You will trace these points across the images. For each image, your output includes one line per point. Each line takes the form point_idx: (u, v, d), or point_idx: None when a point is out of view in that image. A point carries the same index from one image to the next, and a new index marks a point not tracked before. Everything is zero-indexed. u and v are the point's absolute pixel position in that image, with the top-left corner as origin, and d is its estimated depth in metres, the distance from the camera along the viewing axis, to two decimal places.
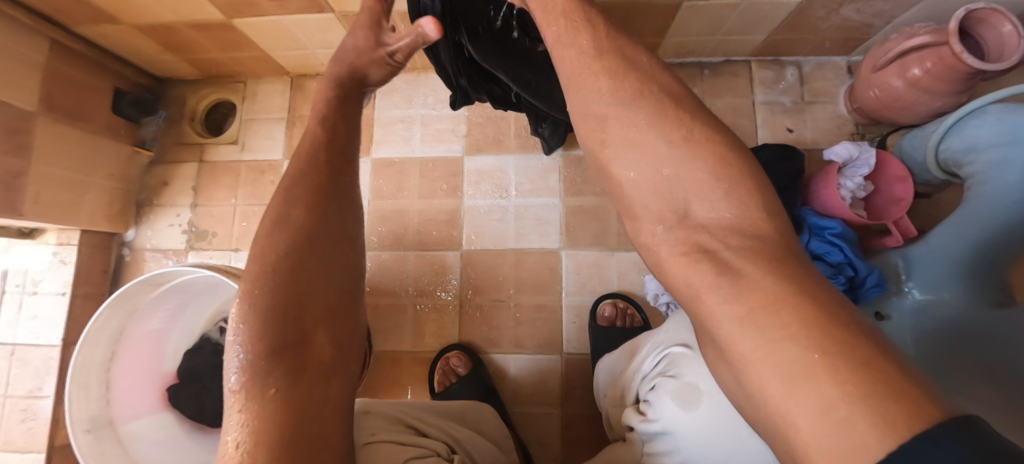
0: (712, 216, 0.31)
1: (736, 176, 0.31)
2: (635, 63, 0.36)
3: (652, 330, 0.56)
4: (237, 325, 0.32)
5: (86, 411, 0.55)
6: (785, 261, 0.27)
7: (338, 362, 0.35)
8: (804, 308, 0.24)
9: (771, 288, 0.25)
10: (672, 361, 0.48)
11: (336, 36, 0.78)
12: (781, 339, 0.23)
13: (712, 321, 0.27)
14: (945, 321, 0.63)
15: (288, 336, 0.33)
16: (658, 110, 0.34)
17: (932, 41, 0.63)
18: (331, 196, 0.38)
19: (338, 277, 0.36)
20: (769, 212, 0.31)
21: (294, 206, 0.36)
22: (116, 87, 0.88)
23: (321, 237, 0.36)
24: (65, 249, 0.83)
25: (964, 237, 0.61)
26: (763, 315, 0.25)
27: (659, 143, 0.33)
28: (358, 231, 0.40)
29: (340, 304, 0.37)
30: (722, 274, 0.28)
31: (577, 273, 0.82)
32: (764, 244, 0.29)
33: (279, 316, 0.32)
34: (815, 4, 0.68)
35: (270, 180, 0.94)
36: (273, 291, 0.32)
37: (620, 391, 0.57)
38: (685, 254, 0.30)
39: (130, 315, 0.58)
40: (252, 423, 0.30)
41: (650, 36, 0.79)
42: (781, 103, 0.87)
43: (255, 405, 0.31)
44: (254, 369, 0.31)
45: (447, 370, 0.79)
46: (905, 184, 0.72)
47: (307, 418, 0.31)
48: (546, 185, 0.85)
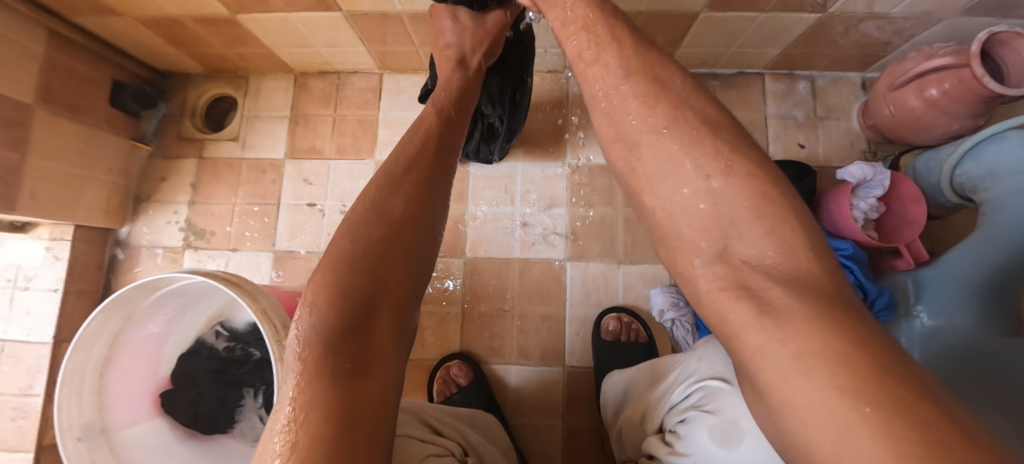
0: (755, 253, 0.32)
1: (781, 214, 0.32)
2: (669, 86, 0.38)
3: (684, 356, 0.55)
4: (315, 306, 0.35)
5: (78, 418, 0.54)
6: (838, 304, 0.27)
7: (391, 353, 0.37)
8: (857, 357, 0.23)
9: (814, 332, 0.25)
10: (708, 394, 0.46)
11: (344, 35, 0.76)
12: (830, 387, 0.23)
13: (754, 360, 0.28)
14: (955, 344, 0.61)
15: (357, 320, 0.35)
16: (696, 140, 0.36)
17: (952, 63, 0.62)
18: (417, 200, 0.43)
19: (406, 272, 0.40)
20: (816, 251, 0.31)
21: (378, 207, 0.41)
22: (116, 79, 0.85)
23: (400, 232, 0.40)
24: (58, 245, 0.81)
25: (980, 262, 0.60)
26: (810, 358, 0.24)
27: (694, 174, 0.35)
28: (427, 236, 0.44)
29: (403, 298, 0.39)
30: (764, 313, 0.28)
31: (583, 284, 0.81)
32: (809, 285, 0.29)
33: (353, 298, 0.36)
34: (835, 19, 0.66)
35: (271, 179, 0.92)
36: (352, 275, 0.36)
37: (639, 414, 0.57)
38: (723, 289, 0.32)
39: (127, 319, 0.57)
40: (312, 396, 0.31)
41: (664, 45, 0.77)
42: (793, 117, 0.86)
43: (314, 379, 0.32)
44: (323, 347, 0.34)
45: (447, 380, 0.78)
46: (920, 205, 0.71)
47: (356, 399, 0.32)
48: (553, 194, 0.84)
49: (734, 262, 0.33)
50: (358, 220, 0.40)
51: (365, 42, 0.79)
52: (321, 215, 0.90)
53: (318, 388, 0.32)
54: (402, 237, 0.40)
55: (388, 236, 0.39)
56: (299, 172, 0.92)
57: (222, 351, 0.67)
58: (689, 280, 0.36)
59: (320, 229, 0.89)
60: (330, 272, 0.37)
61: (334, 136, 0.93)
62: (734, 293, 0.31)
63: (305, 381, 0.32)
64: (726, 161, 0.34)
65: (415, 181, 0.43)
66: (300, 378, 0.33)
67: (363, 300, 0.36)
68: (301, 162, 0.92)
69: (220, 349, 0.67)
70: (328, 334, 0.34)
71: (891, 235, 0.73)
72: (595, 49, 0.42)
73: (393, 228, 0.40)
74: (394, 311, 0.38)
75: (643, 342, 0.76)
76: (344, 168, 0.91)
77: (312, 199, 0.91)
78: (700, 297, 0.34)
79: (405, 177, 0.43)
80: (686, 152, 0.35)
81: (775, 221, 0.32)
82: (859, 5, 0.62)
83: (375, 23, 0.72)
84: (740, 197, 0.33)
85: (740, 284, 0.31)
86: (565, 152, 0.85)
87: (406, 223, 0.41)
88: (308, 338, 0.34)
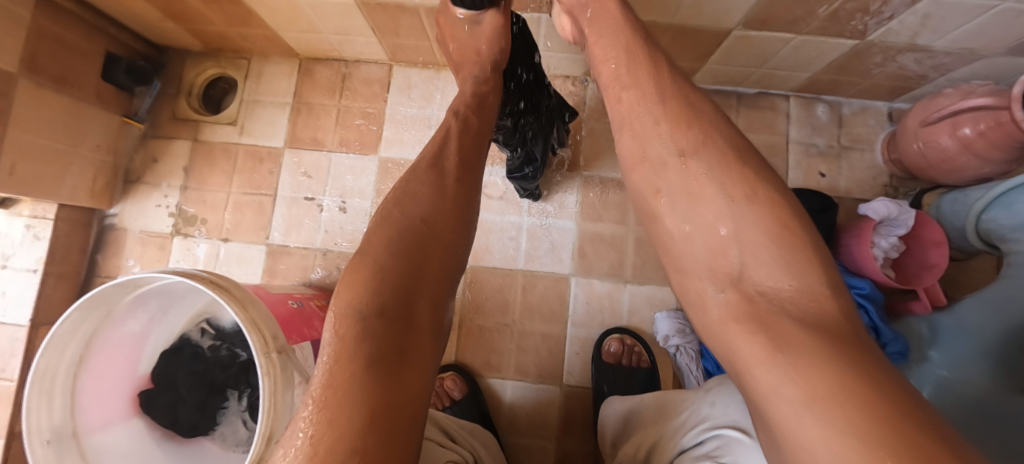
0: (771, 284, 0.31)
1: (797, 245, 0.31)
2: (700, 113, 0.37)
3: (698, 394, 0.51)
4: (347, 287, 0.32)
5: (47, 421, 0.51)
6: (853, 344, 0.25)
7: (425, 344, 0.34)
8: (874, 402, 0.21)
9: (829, 371, 0.23)
10: (724, 445, 0.41)
11: (355, 23, 0.72)
12: (846, 433, 0.21)
13: (767, 399, 0.26)
14: (970, 400, 0.57)
15: (396, 305, 0.33)
16: (722, 162, 0.35)
17: (991, 103, 0.59)
18: (450, 187, 0.42)
19: (442, 265, 0.38)
20: (832, 286, 0.29)
21: (416, 196, 0.39)
22: (109, 51, 0.80)
23: (439, 226, 0.39)
24: (39, 223, 0.77)
25: (1003, 316, 0.58)
26: (825, 401, 0.22)
27: (719, 199, 0.34)
28: (463, 235, 0.42)
29: (438, 290, 0.37)
30: (775, 347, 0.26)
31: (588, 304, 0.78)
32: (827, 322, 0.27)
33: (394, 282, 0.33)
34: (874, 48, 0.63)
35: (268, 169, 0.88)
36: (393, 260, 0.34)
37: (647, 444, 0.53)
38: (737, 320, 0.30)
39: (105, 318, 0.54)
40: (345, 380, 0.28)
41: (692, 60, 0.73)
42: (816, 145, 0.83)
43: (352, 360, 0.29)
44: (360, 328, 0.31)
45: (440, 393, 0.75)
46: (941, 250, 0.69)
47: (393, 386, 0.29)
48: (563, 206, 0.81)
49: (751, 291, 0.31)
50: (394, 210, 0.38)
51: (376, 32, 0.75)
52: (319, 210, 0.86)
53: (354, 369, 0.28)
54: (442, 229, 0.39)
55: (427, 232, 0.38)
56: (298, 163, 0.88)
57: (207, 350, 0.63)
58: (702, 308, 0.34)
59: (317, 225, 0.86)
60: (369, 254, 0.35)
61: (338, 128, 0.88)
62: (748, 326, 0.29)
63: (340, 362, 0.29)
64: (750, 186, 0.34)
65: (452, 186, 0.42)
66: (338, 358, 0.29)
67: (403, 284, 0.34)
68: (301, 152, 0.88)
69: (205, 348, 0.63)
70: (368, 313, 0.31)
71: (909, 278, 0.71)
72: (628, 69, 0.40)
73: (432, 221, 0.38)
74: (430, 304, 0.36)
75: (644, 367, 0.75)
76: (346, 163, 0.87)
77: (311, 193, 0.87)
78: (712, 326, 0.33)
79: (442, 177, 0.42)
80: (712, 176, 0.35)
81: (791, 250, 0.31)
82: (902, 36, 0.59)
83: (389, 14, 0.67)
84: (760, 223, 0.32)
85: (756, 317, 0.29)
86: (579, 162, 0.82)
87: (447, 217, 0.40)
88: (344, 317, 0.31)
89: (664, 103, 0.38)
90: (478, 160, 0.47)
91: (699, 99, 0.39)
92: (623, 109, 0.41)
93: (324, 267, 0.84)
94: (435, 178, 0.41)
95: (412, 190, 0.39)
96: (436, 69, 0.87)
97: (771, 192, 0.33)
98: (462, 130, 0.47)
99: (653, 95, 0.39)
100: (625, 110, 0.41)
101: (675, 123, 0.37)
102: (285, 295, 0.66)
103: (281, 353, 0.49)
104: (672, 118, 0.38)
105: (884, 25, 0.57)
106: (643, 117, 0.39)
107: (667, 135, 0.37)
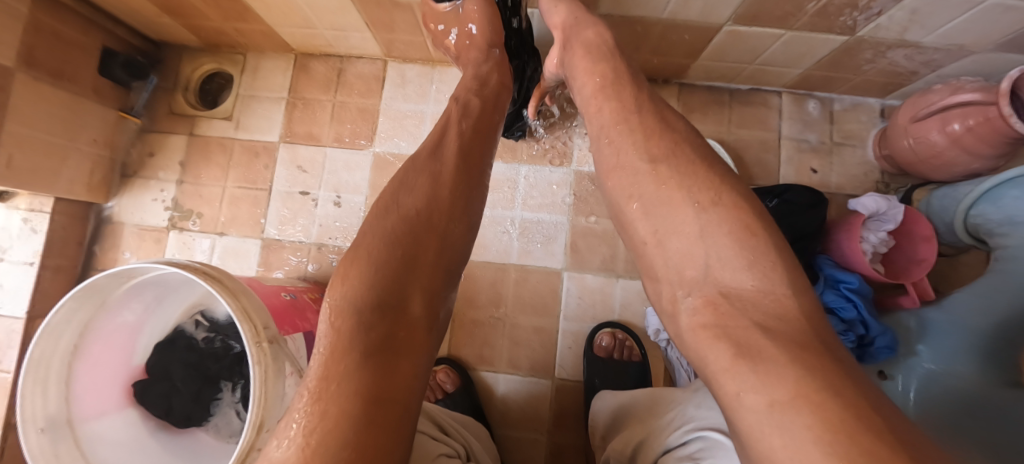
0: (734, 284, 0.30)
1: (762, 248, 0.30)
2: (671, 125, 0.39)
3: (685, 396, 0.51)
4: (343, 280, 0.33)
5: (41, 409, 0.51)
6: (815, 349, 0.25)
7: (420, 333, 0.34)
8: (834, 410, 0.21)
9: (796, 381, 0.23)
10: (706, 447, 0.42)
11: (349, 19, 0.73)
12: (807, 443, 0.21)
13: (735, 409, 0.26)
14: (956, 394, 0.59)
15: (390, 298, 0.33)
16: (690, 169, 0.35)
17: (979, 99, 0.60)
18: (448, 177, 0.41)
19: (439, 255, 0.38)
20: (796, 289, 0.29)
21: (413, 185, 0.39)
22: (105, 46, 0.81)
23: (437, 216, 0.38)
24: (36, 217, 0.77)
25: (988, 310, 0.59)
26: (790, 411, 0.22)
27: (687, 204, 0.34)
28: (463, 223, 0.41)
29: (436, 280, 0.37)
30: (741, 356, 0.26)
31: (580, 298, 0.78)
32: (789, 325, 0.27)
33: (386, 274, 0.34)
34: (865, 44, 0.63)
35: (264, 164, 0.88)
36: (387, 253, 0.34)
37: (634, 442, 0.53)
38: (704, 327, 0.30)
39: (100, 307, 0.55)
40: (338, 372, 0.29)
41: (684, 56, 0.74)
42: (808, 141, 0.83)
43: (345, 351, 0.30)
44: (353, 322, 0.31)
45: (433, 385, 0.76)
46: (930, 245, 0.69)
47: (386, 376, 0.30)
48: (555, 200, 0.81)
49: (716, 293, 0.31)
50: (391, 200, 0.38)
51: (371, 28, 0.75)
52: (314, 204, 0.87)
53: (348, 360, 0.29)
54: (438, 218, 0.38)
55: (424, 223, 0.37)
56: (293, 158, 0.88)
57: (201, 342, 0.63)
58: (675, 318, 0.34)
59: (312, 220, 0.86)
60: (365, 246, 0.34)
61: (332, 122, 0.89)
62: (712, 332, 0.29)
63: (335, 353, 0.30)
64: (715, 191, 0.33)
65: (450, 175, 0.41)
66: (332, 349, 0.30)
67: (396, 275, 0.34)
68: (296, 147, 0.89)
69: (199, 340, 0.64)
70: (361, 306, 0.32)
71: (898, 272, 0.72)
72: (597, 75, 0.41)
73: (428, 211, 0.38)
74: (426, 295, 0.36)
75: (635, 361, 0.75)
76: (341, 158, 0.88)
77: (306, 187, 0.87)
78: (685, 337, 0.32)
79: (439, 167, 0.41)
80: (677, 177, 0.35)
81: (756, 252, 0.30)
82: (891, 31, 0.59)
83: (383, 10, 0.68)
84: (724, 227, 0.32)
85: (721, 322, 0.29)
86: (570, 157, 0.82)
87: (445, 207, 0.39)
88: (339, 309, 0.32)
89: (638, 115, 0.40)
90: (484, 151, 0.47)
91: (673, 116, 0.40)
92: (605, 121, 0.41)
93: (317, 261, 0.84)
94: (431, 167, 0.41)
95: (408, 181, 0.39)
96: (432, 65, 0.88)
97: (735, 198, 0.33)
98: (460, 119, 0.47)
99: (626, 109, 0.40)
100: (607, 121, 0.41)
101: (647, 134, 0.38)
102: (279, 288, 0.67)
103: (272, 343, 0.50)
104: (644, 131, 0.38)
105: (873, 21, 0.57)
106: (617, 127, 0.40)
107: (638, 148, 0.38)
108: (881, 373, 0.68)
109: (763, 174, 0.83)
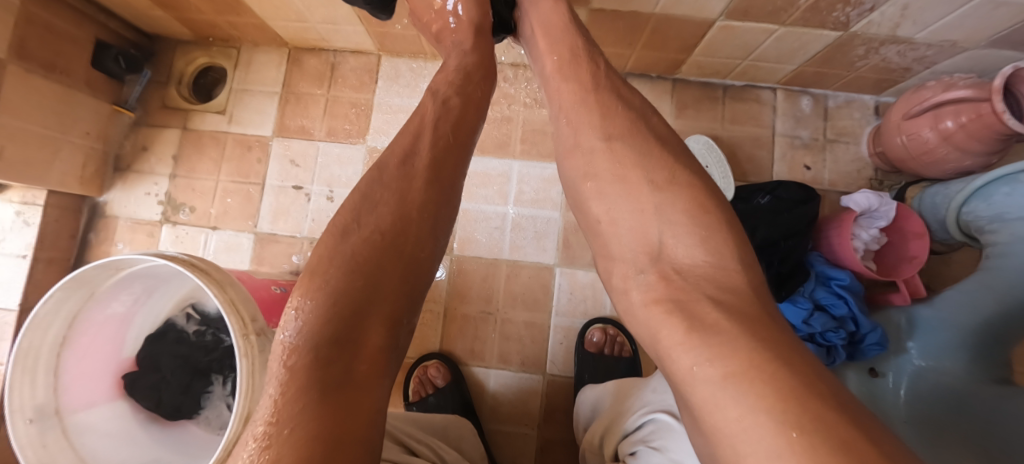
0: (687, 260, 0.31)
1: (714, 224, 0.32)
2: (626, 104, 0.39)
3: (645, 384, 0.51)
4: (297, 314, 0.31)
5: (30, 400, 0.51)
6: (764, 321, 0.26)
7: (383, 366, 0.32)
8: (788, 382, 0.21)
9: (746, 353, 0.23)
10: (657, 430, 0.41)
11: (340, 12, 0.72)
12: (759, 412, 0.21)
13: (688, 383, 0.25)
14: (942, 390, 0.61)
15: (345, 330, 0.31)
16: (644, 150, 0.36)
17: (972, 96, 0.59)
18: (424, 189, 0.38)
19: (404, 278, 0.35)
20: (743, 264, 0.30)
21: (375, 201, 0.37)
22: (98, 39, 0.80)
23: (402, 235, 0.36)
24: (30, 209, 0.77)
25: (977, 308, 0.59)
26: (739, 382, 0.22)
27: (642, 182, 0.35)
28: (435, 242, 0.39)
29: (400, 305, 0.35)
30: (693, 328, 0.26)
31: (571, 294, 0.79)
32: (739, 298, 0.28)
33: (344, 304, 0.32)
34: (857, 40, 0.63)
35: (257, 158, 0.88)
36: (343, 281, 0.33)
37: (601, 430, 0.54)
38: (657, 301, 0.30)
39: (88, 298, 0.54)
40: (291, 412, 0.27)
41: (677, 51, 0.74)
42: (800, 138, 0.83)
43: (298, 390, 0.28)
44: (307, 357, 0.30)
45: (424, 380, 0.76)
46: (922, 241, 0.69)
47: (346, 411, 0.27)
48: (547, 196, 0.81)
49: (668, 270, 0.32)
50: (349, 221, 0.36)
51: (363, 21, 0.75)
52: (306, 199, 0.87)
53: (303, 397, 0.27)
54: (406, 240, 0.36)
55: (385, 246, 0.35)
56: (286, 151, 0.88)
57: (192, 335, 0.64)
58: (625, 294, 0.34)
59: (304, 214, 0.86)
60: (320, 275, 0.33)
61: (325, 116, 0.89)
62: (665, 306, 0.29)
63: (289, 391, 0.28)
64: (670, 169, 0.34)
65: (419, 187, 0.38)
66: (285, 385, 0.28)
67: (356, 303, 0.32)
68: (289, 141, 0.89)
69: (190, 333, 0.64)
70: (316, 341, 0.30)
71: (890, 269, 0.72)
72: (575, 65, 0.42)
73: (394, 233, 0.36)
74: (388, 321, 0.34)
75: (626, 357, 0.76)
76: (334, 152, 0.88)
77: (298, 181, 0.87)
78: (635, 310, 0.32)
79: (407, 178, 0.38)
80: (638, 164, 0.35)
81: (707, 230, 0.31)
82: (883, 27, 0.59)
83: None
84: (677, 205, 0.33)
85: (674, 297, 0.30)
86: None
87: (411, 224, 0.37)
88: (294, 345, 0.30)
89: (595, 93, 0.40)
90: (468, 145, 0.44)
91: (632, 94, 0.41)
92: (563, 102, 0.42)
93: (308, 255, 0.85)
94: (399, 183, 0.38)
95: (369, 198, 0.37)
96: (425, 58, 0.87)
97: (699, 179, 0.34)
98: (436, 123, 0.41)
99: (579, 91, 0.41)
100: (564, 102, 0.42)
101: (601, 112, 0.39)
102: (269, 281, 0.66)
103: (259, 336, 0.50)
104: (601, 108, 0.39)
105: (866, 16, 0.57)
106: (576, 108, 0.40)
107: (593, 126, 0.38)
108: (873, 370, 0.69)
109: (755, 170, 0.83)
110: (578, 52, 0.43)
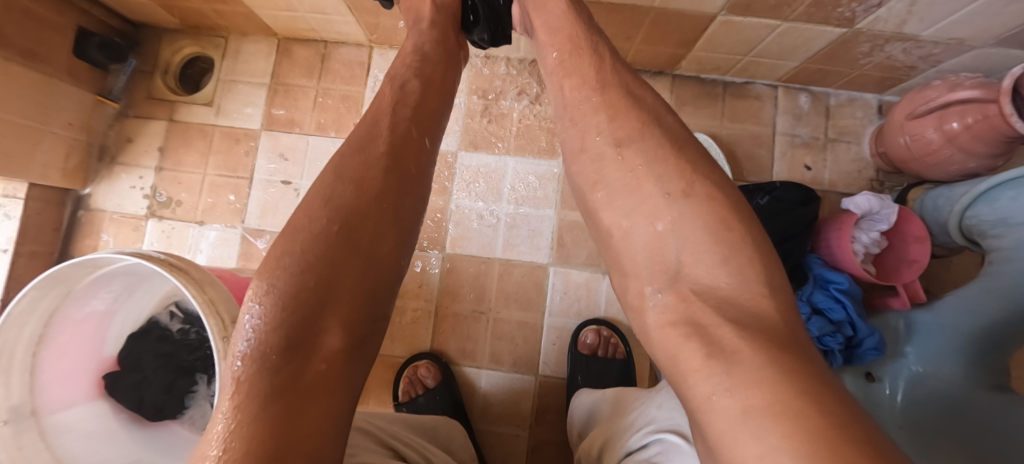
0: (709, 281, 0.30)
1: (739, 244, 0.29)
2: (639, 102, 0.37)
3: (648, 398, 0.50)
4: (253, 317, 0.29)
5: (4, 401, 0.49)
6: (794, 347, 0.24)
7: (343, 368, 0.30)
8: (812, 422, 0.19)
9: (774, 385, 0.21)
10: (665, 451, 0.40)
11: (329, 2, 0.70)
12: (783, 451, 0.19)
13: (705, 412, 0.24)
14: (940, 396, 0.60)
15: (298, 332, 0.29)
16: (659, 155, 0.34)
17: (980, 97, 0.57)
18: (391, 187, 0.37)
19: (361, 275, 0.33)
20: (773, 287, 0.28)
21: (333, 196, 0.35)
22: (80, 26, 0.78)
23: (360, 231, 0.34)
24: (10, 203, 0.75)
25: (977, 314, 0.57)
26: (765, 418, 0.20)
27: (656, 194, 0.33)
28: (399, 237, 0.36)
29: (362, 306, 0.33)
30: (713, 355, 0.25)
31: (565, 293, 0.77)
32: (763, 325, 0.26)
33: (297, 306, 0.30)
34: (862, 36, 0.61)
35: (244, 151, 0.86)
36: (298, 281, 0.31)
37: (599, 444, 0.52)
38: (673, 325, 0.29)
39: (66, 296, 0.52)
40: (236, 421, 0.25)
41: (677, 46, 0.72)
42: (800, 136, 0.81)
43: (244, 399, 0.26)
44: (261, 362, 0.28)
45: (414, 380, 0.75)
46: (922, 245, 0.68)
47: (293, 419, 0.26)
48: (541, 194, 0.80)
49: (687, 290, 0.30)
50: (302, 218, 0.33)
51: (354, 13, 0.73)
52: (295, 194, 0.85)
53: (249, 405, 0.26)
54: (363, 236, 0.34)
55: (341, 243, 0.33)
56: (274, 145, 0.86)
57: (176, 333, 0.63)
58: (640, 312, 0.33)
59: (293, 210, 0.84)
60: (273, 274, 0.31)
61: (315, 109, 0.86)
62: (682, 330, 0.28)
63: (235, 400, 0.27)
64: (689, 180, 0.32)
65: (376, 182, 0.36)
66: (230, 397, 0.27)
67: (309, 307, 0.30)
68: (277, 135, 0.86)
69: (174, 332, 0.63)
70: (267, 346, 0.28)
71: (889, 273, 0.71)
72: (571, 60, 0.40)
73: (350, 228, 0.34)
74: (349, 321, 0.32)
75: (620, 359, 0.74)
76: (324, 146, 0.86)
77: (287, 176, 0.85)
78: (651, 331, 0.31)
79: (364, 170, 0.36)
80: (650, 170, 0.34)
81: (730, 249, 0.29)
82: (889, 23, 0.57)
83: None
84: (700, 217, 0.31)
85: (692, 321, 0.28)
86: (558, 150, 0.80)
87: (371, 221, 0.35)
88: (247, 352, 0.28)
89: (604, 92, 0.38)
90: (434, 126, 0.43)
91: (642, 91, 0.39)
92: (566, 98, 0.40)
93: None
94: (352, 176, 0.36)
95: (326, 193, 0.35)
96: None
97: (711, 187, 0.32)
98: (395, 107, 0.40)
99: (589, 84, 0.39)
100: (568, 101, 0.40)
101: (611, 114, 0.37)
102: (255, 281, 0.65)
103: None
104: (610, 109, 0.37)
105: (872, 12, 0.55)
106: (583, 108, 0.39)
107: (607, 124, 0.37)
108: (870, 374, 0.68)
109: (756, 170, 0.81)
110: (581, 44, 0.41)
